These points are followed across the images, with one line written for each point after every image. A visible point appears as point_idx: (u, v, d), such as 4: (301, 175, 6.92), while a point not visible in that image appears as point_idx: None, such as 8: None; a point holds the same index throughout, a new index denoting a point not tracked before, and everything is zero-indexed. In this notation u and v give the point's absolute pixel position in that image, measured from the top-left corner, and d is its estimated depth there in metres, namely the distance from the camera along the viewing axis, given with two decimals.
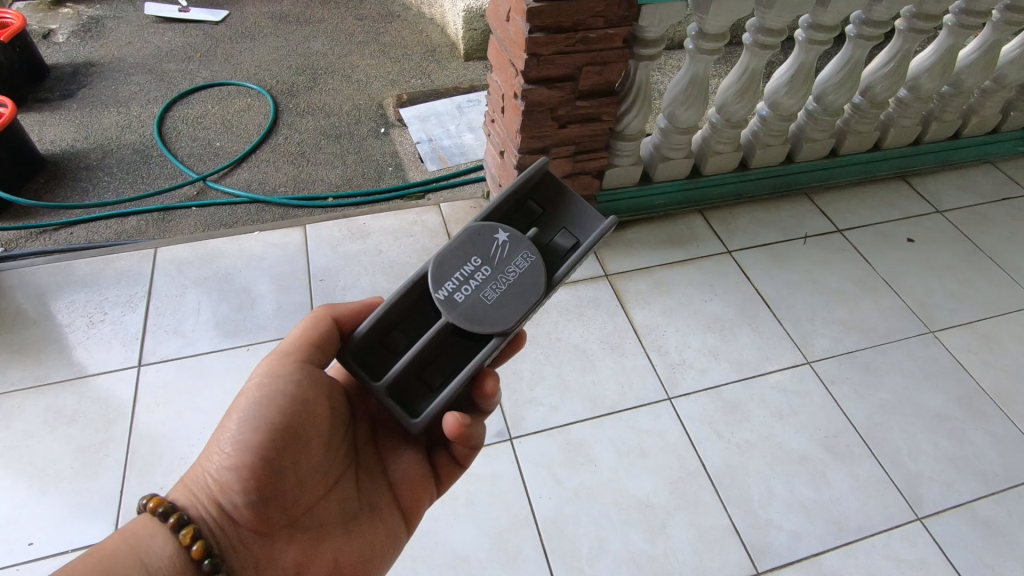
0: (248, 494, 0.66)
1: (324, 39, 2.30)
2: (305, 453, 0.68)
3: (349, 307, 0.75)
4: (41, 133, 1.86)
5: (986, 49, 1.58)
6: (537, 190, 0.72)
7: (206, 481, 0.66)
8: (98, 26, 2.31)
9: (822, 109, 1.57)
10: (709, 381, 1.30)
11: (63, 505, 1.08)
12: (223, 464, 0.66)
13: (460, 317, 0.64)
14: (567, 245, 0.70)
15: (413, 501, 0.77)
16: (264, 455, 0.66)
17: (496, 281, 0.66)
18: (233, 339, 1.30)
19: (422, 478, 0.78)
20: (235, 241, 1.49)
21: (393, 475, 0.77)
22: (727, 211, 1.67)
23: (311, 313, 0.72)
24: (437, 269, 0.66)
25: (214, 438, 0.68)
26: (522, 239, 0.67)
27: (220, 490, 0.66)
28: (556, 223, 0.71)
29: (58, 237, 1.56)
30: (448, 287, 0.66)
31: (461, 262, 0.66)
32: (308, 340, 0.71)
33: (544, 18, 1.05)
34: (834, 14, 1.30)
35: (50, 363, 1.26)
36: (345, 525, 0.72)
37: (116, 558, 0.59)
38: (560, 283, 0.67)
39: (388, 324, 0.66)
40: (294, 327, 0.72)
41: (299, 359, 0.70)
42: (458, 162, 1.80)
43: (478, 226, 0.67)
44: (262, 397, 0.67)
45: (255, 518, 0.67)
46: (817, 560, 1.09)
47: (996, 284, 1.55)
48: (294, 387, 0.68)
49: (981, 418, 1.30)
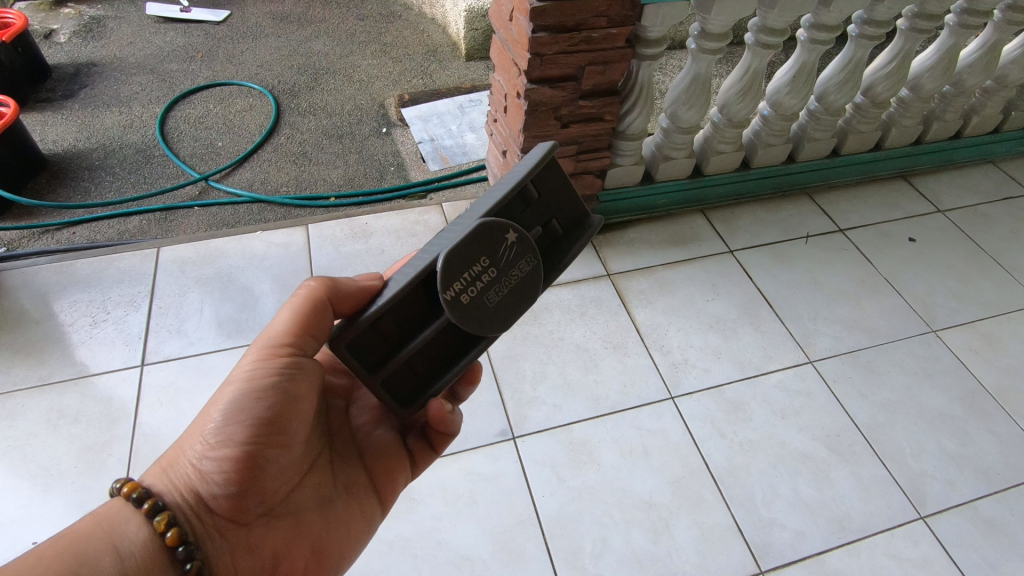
0: (229, 485, 0.65)
1: (326, 39, 2.30)
2: (289, 443, 0.68)
3: (351, 287, 0.67)
4: (43, 133, 1.86)
5: (987, 49, 1.59)
6: (544, 177, 0.67)
7: (183, 469, 0.65)
8: (100, 27, 2.31)
9: (824, 108, 1.57)
10: (711, 380, 1.31)
11: (67, 504, 1.08)
12: (204, 454, 0.64)
13: (464, 319, 0.63)
14: (556, 234, 0.69)
15: (387, 483, 0.80)
16: (249, 447, 0.65)
17: (499, 284, 0.65)
18: (236, 339, 1.31)
19: (396, 461, 0.82)
20: (237, 241, 1.50)
21: (368, 458, 0.80)
22: (729, 211, 1.67)
23: (304, 296, 0.67)
24: (447, 268, 0.61)
25: (194, 426, 0.66)
26: (527, 240, 0.64)
27: (199, 479, 0.64)
28: (551, 211, 0.68)
29: (60, 237, 1.56)
30: (455, 287, 0.62)
31: (470, 262, 0.62)
32: (302, 329, 0.68)
33: (548, 18, 1.05)
34: (836, 14, 1.30)
35: (53, 362, 1.26)
36: (322, 510, 0.73)
37: (87, 542, 0.57)
38: (551, 282, 0.69)
39: (383, 315, 0.63)
40: (284, 314, 0.68)
41: (289, 350, 0.68)
42: (459, 162, 1.80)
43: (490, 223, 0.61)
44: (249, 389, 0.65)
45: (234, 508, 0.66)
46: (820, 559, 1.09)
47: (998, 283, 1.56)
48: (283, 378, 0.67)
49: (982, 417, 1.30)
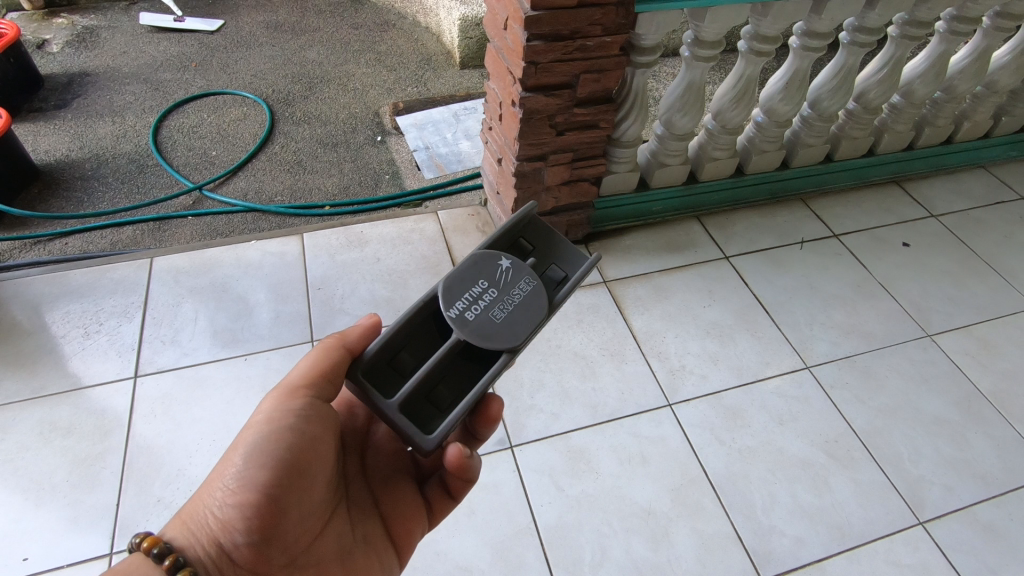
0: (251, 534, 0.64)
1: (320, 48, 2.30)
2: (309, 488, 0.67)
3: (357, 333, 0.71)
4: (35, 143, 1.84)
5: (977, 55, 1.60)
6: (527, 231, 0.75)
7: (205, 518, 0.64)
8: (93, 36, 2.31)
9: (817, 115, 1.59)
10: (709, 387, 1.30)
11: (59, 518, 1.06)
12: (226, 502, 0.64)
13: (472, 334, 0.64)
14: (556, 284, 0.71)
15: (404, 533, 0.78)
16: (269, 492, 0.64)
17: (503, 301, 0.66)
18: (231, 349, 1.30)
19: (412, 509, 0.80)
20: (231, 250, 1.49)
21: (383, 508, 0.78)
22: (723, 217, 1.68)
23: (319, 344, 0.68)
24: (447, 290, 0.66)
25: (214, 474, 0.65)
26: (523, 265, 0.69)
27: (220, 529, 0.64)
28: (547, 259, 0.73)
29: (53, 248, 1.54)
30: (458, 306, 0.66)
31: (468, 284, 0.67)
32: (316, 374, 0.68)
33: (542, 26, 1.06)
34: (828, 22, 1.31)
35: (46, 374, 1.24)
36: (342, 560, 0.71)
37: None
38: (561, 307, 0.69)
39: (396, 346, 0.66)
40: (303, 358, 0.68)
41: (307, 394, 0.68)
42: (454, 169, 1.80)
43: (483, 251, 0.69)
44: (269, 433, 0.66)
45: (256, 558, 0.65)
46: (820, 566, 1.08)
47: (992, 287, 1.56)
48: (301, 422, 0.67)
49: (979, 421, 1.30)
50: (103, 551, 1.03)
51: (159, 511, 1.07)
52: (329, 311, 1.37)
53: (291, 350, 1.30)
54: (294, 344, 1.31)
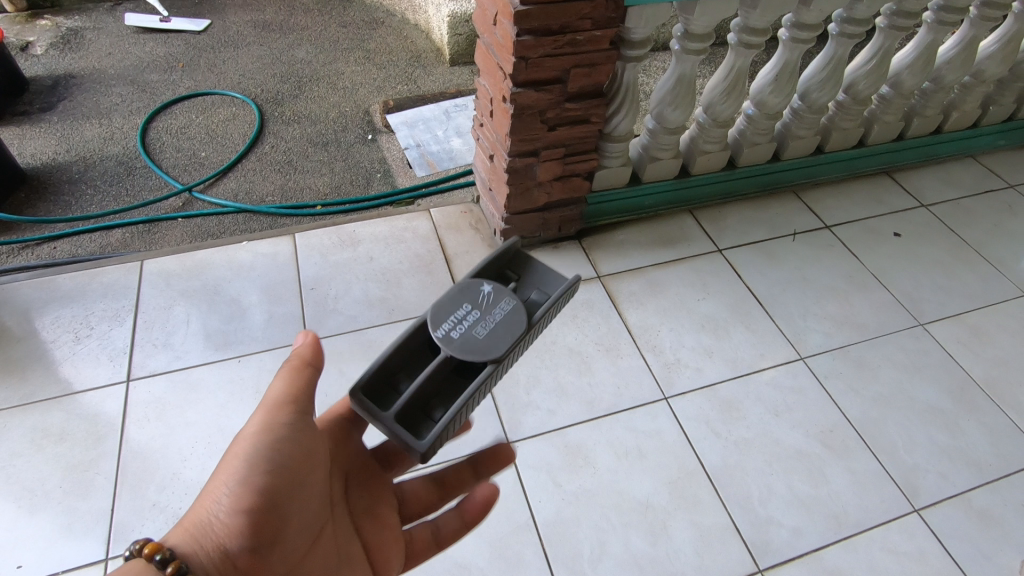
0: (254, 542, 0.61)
1: (309, 47, 2.28)
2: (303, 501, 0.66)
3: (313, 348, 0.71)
4: (21, 146, 1.82)
5: (964, 45, 1.61)
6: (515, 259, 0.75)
7: (208, 524, 0.61)
8: (78, 37, 2.28)
9: (806, 107, 1.59)
10: (704, 380, 1.31)
11: (52, 526, 1.05)
12: (229, 507, 0.61)
13: (459, 350, 0.65)
14: (542, 301, 0.71)
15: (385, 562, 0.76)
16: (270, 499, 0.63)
17: (487, 320, 0.67)
18: (224, 351, 1.29)
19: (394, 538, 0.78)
20: (222, 251, 1.47)
21: (367, 539, 0.76)
22: (716, 210, 1.68)
23: (290, 361, 0.69)
24: (433, 314, 0.67)
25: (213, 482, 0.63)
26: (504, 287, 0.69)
27: (223, 536, 0.61)
28: (531, 281, 0.73)
29: (42, 252, 1.52)
30: (444, 327, 0.66)
31: (453, 308, 0.67)
32: (300, 390, 0.68)
33: (531, 21, 1.05)
34: (817, 13, 1.31)
35: (36, 380, 1.23)
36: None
37: None
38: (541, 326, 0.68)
39: (393, 367, 0.66)
40: (280, 377, 0.69)
41: (296, 408, 0.68)
42: (446, 167, 1.79)
43: (467, 277, 0.70)
44: (267, 442, 0.65)
45: (255, 566, 0.62)
46: (818, 555, 1.09)
47: (982, 275, 1.58)
48: (295, 436, 0.67)
49: (972, 409, 1.31)
50: (98, 557, 1.02)
51: (154, 516, 1.06)
52: (323, 311, 1.36)
53: (285, 351, 1.29)
54: (288, 345, 1.30)
